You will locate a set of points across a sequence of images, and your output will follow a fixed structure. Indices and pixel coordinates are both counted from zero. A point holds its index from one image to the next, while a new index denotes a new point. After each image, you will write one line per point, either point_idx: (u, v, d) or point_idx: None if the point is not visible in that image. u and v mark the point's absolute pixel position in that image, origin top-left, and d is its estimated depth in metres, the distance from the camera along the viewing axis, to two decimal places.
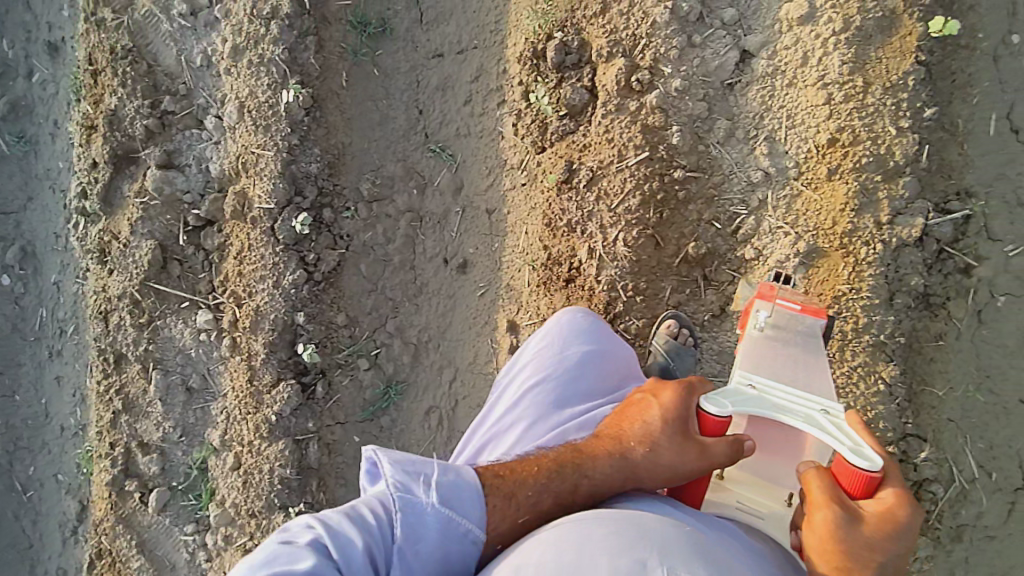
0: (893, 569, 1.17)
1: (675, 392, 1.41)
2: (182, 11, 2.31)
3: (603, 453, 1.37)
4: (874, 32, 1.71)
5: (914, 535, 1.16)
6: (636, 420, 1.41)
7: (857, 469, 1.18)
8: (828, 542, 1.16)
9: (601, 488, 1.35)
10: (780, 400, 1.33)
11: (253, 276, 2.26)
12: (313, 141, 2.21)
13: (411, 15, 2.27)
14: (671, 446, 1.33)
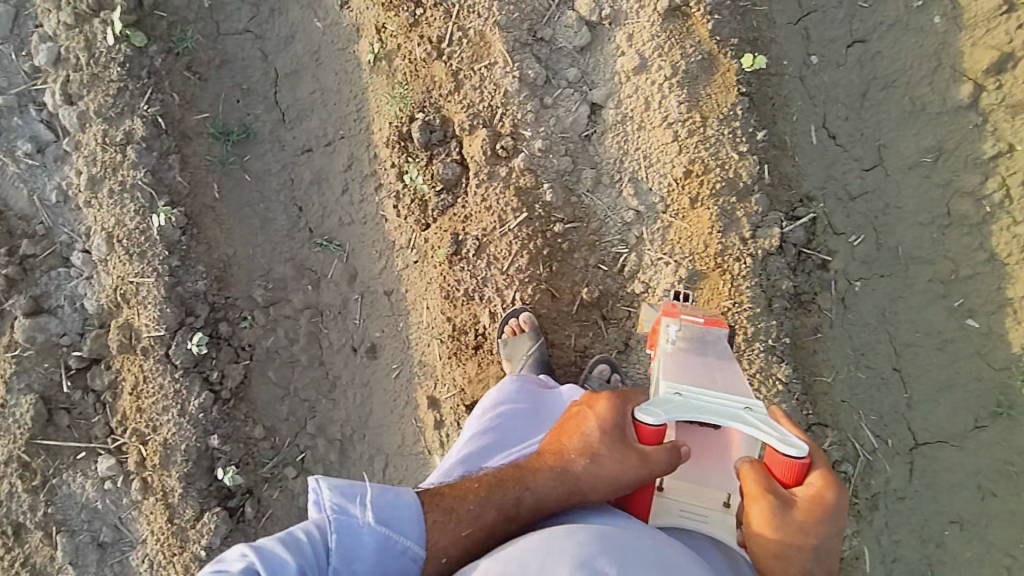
0: (826, 546, 1.24)
1: (610, 402, 1.45)
2: (28, 151, 2.16)
3: (547, 473, 1.41)
4: (699, 73, 1.90)
5: (844, 512, 1.24)
6: (576, 436, 1.44)
7: (787, 459, 1.23)
8: (764, 527, 1.23)
9: (547, 504, 1.38)
10: (707, 403, 1.30)
11: (154, 408, 2.13)
12: (195, 259, 2.14)
13: (273, 116, 2.27)
14: (610, 455, 1.35)
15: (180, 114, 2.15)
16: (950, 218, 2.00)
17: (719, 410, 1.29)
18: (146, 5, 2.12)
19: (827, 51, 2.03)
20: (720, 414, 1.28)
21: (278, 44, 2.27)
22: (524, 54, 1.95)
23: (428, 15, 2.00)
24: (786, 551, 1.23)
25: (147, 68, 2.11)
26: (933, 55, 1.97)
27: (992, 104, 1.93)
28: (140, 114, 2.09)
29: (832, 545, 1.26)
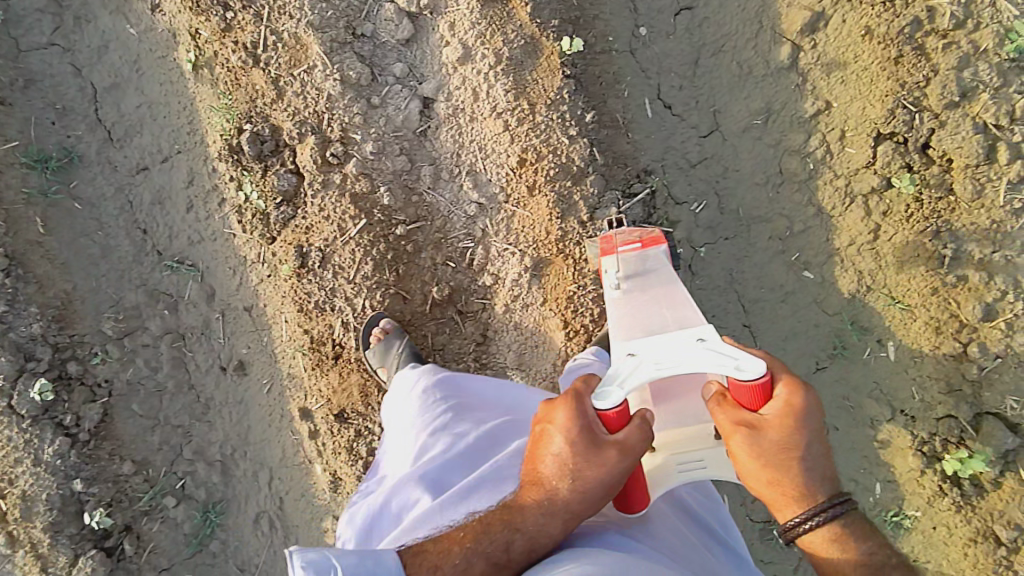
0: (819, 450, 1.24)
1: (564, 405, 1.27)
2: None
3: (532, 500, 1.33)
4: (523, 58, 1.87)
5: (817, 409, 1.21)
6: (546, 453, 1.30)
7: (748, 385, 1.20)
8: (755, 461, 1.22)
9: (550, 531, 1.31)
10: (664, 354, 1.27)
11: (8, 461, 2.08)
12: (28, 300, 2.05)
13: (98, 136, 2.11)
14: (589, 466, 1.25)
15: None
16: (782, 176, 2.06)
17: (678, 354, 1.26)
18: None
19: (655, 22, 2.01)
20: (685, 360, 1.24)
21: (91, 58, 2.09)
22: (344, 54, 1.88)
23: (240, 19, 1.90)
24: (777, 477, 1.23)
25: None
26: (755, 19, 1.99)
27: (810, 63, 1.98)
28: None
29: (822, 445, 1.24)
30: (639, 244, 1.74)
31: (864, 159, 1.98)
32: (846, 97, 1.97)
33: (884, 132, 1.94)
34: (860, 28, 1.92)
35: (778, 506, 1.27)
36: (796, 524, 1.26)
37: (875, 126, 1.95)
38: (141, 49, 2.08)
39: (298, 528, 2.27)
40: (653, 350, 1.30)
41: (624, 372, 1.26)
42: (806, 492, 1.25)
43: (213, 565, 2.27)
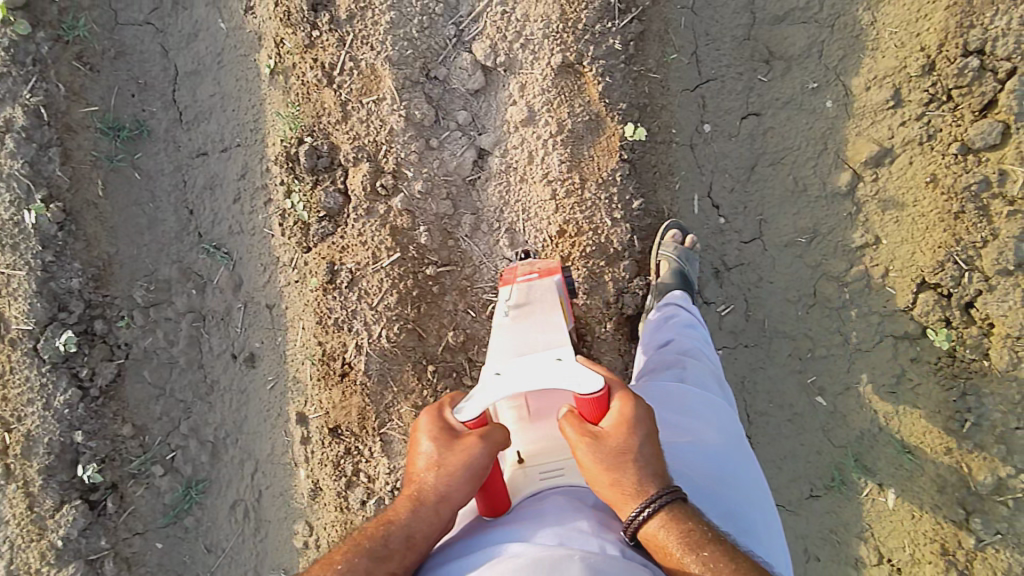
0: (651, 457, 1.26)
1: (431, 407, 1.36)
2: None
3: (399, 505, 1.28)
4: (584, 133, 1.91)
5: (649, 419, 1.29)
6: (411, 455, 1.32)
7: (586, 396, 1.28)
8: (600, 466, 1.22)
9: (416, 540, 1.23)
10: (524, 372, 1.34)
11: (20, 400, 2.15)
12: (72, 256, 2.14)
13: (169, 115, 2.24)
14: (462, 449, 1.25)
15: (66, 105, 2.12)
16: (815, 298, 2.02)
17: (536, 374, 1.34)
18: None
19: (720, 122, 2.02)
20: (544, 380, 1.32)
21: (180, 42, 2.22)
22: (414, 92, 1.94)
23: (324, 38, 1.99)
24: (624, 482, 1.21)
25: (33, 55, 2.07)
26: (821, 139, 1.98)
27: (868, 195, 1.95)
28: (22, 103, 2.07)
29: (656, 453, 1.27)
30: (534, 272, 1.72)
31: (903, 303, 1.94)
32: (897, 237, 1.94)
33: (930, 281, 1.91)
34: (925, 174, 1.90)
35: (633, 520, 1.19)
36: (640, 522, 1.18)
37: (921, 272, 1.91)
38: (226, 43, 2.21)
39: (269, 524, 2.27)
40: (517, 369, 1.36)
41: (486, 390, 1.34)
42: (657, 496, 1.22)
43: (183, 541, 2.27)
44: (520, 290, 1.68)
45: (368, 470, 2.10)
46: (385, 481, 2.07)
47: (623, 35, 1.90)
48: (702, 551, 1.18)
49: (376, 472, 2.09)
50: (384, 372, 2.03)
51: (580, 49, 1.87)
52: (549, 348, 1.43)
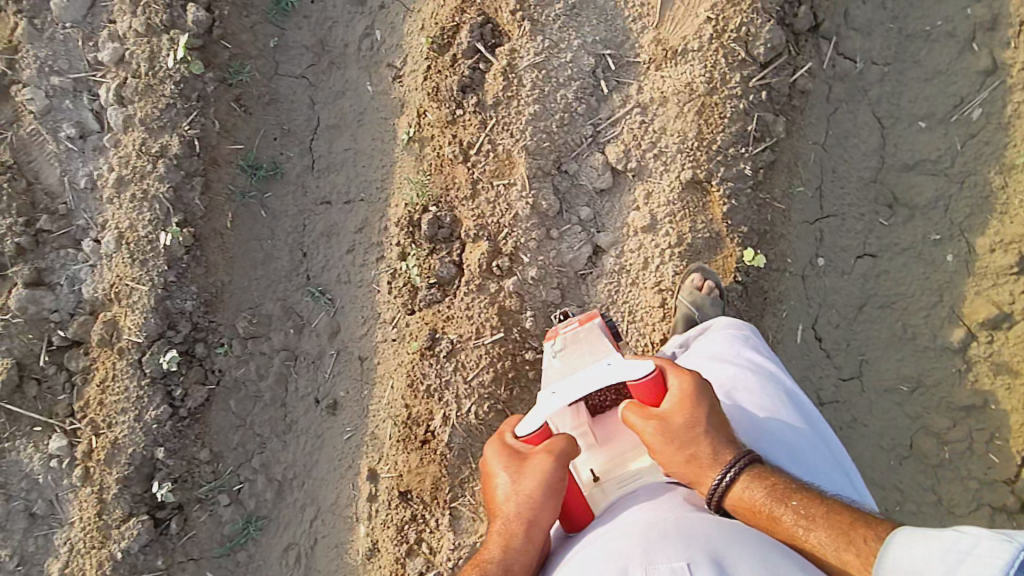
0: (714, 427, 1.45)
1: (494, 442, 1.55)
2: (70, 134, 2.33)
3: (491, 541, 1.44)
4: (703, 250, 1.96)
5: (706, 392, 1.49)
6: (491, 492, 1.49)
7: (642, 383, 1.48)
8: (672, 445, 1.41)
9: (516, 569, 1.40)
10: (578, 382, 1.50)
11: (114, 407, 2.25)
12: (191, 279, 2.25)
13: (303, 162, 2.36)
14: (535, 471, 1.42)
15: (216, 141, 2.26)
16: (910, 451, 1.97)
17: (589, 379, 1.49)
18: (213, 33, 2.24)
19: (836, 258, 2.03)
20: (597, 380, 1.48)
21: (328, 97, 2.37)
22: (544, 183, 2.02)
23: (466, 118, 2.09)
24: (698, 453, 1.41)
25: (198, 91, 2.24)
26: (938, 292, 1.98)
27: (980, 356, 1.93)
28: (180, 133, 2.22)
29: (719, 423, 1.47)
30: (576, 321, 1.74)
31: (1007, 473, 1.88)
32: (1007, 404, 1.90)
33: None
34: None
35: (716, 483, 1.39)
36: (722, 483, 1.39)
37: None
38: (369, 105, 2.34)
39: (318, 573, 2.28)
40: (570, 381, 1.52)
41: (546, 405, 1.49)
42: (732, 461, 1.41)
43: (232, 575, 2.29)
44: (563, 338, 1.72)
45: (431, 541, 2.10)
46: (446, 555, 2.06)
47: (755, 161, 1.94)
48: (789, 500, 1.36)
49: (439, 544, 2.09)
50: (466, 447, 2.07)
51: (712, 169, 1.93)
52: (597, 359, 1.59)
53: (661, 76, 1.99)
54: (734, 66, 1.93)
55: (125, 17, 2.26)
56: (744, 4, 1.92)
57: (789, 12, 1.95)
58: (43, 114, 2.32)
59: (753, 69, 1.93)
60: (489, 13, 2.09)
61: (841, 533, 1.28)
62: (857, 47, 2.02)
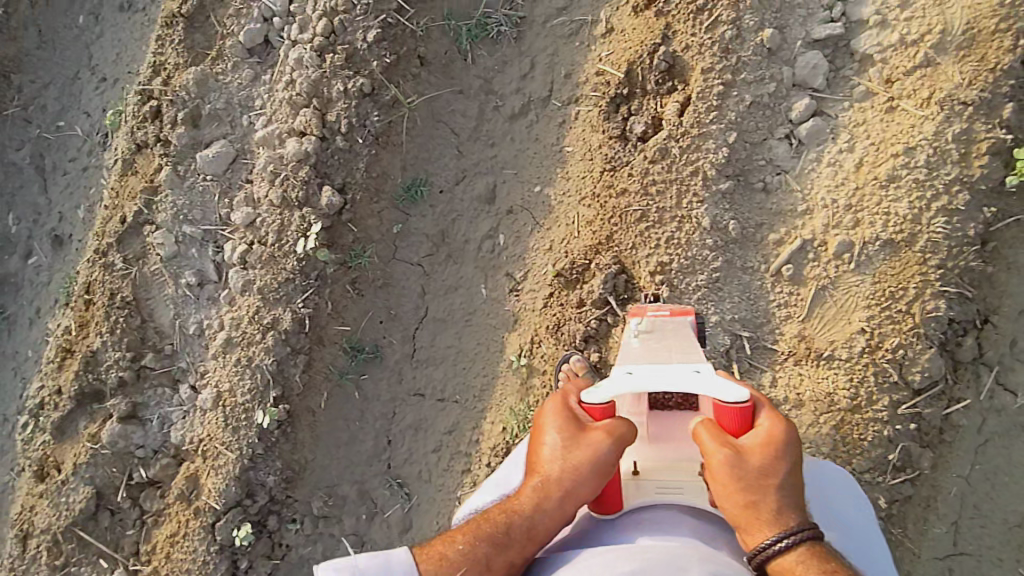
0: (785, 483, 1.49)
1: (557, 401, 1.65)
2: (190, 281, 2.38)
3: (530, 491, 1.58)
4: None
5: (794, 448, 1.51)
6: (539, 445, 1.61)
7: (731, 408, 1.50)
8: (731, 485, 1.45)
9: (541, 524, 1.55)
10: (659, 378, 1.53)
11: (179, 564, 2.25)
12: (277, 453, 2.24)
13: (404, 349, 2.34)
14: (584, 446, 1.52)
15: (326, 320, 2.28)
16: None
17: (671, 380, 1.52)
18: (343, 215, 2.27)
19: None
20: (677, 384, 1.51)
21: (439, 289, 2.35)
22: None
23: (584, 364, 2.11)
24: (756, 504, 1.46)
25: (318, 269, 2.25)
26: None
27: None
28: (292, 308, 2.24)
29: (793, 482, 1.50)
30: (668, 311, 1.78)
31: None
32: None
33: None
34: None
35: (766, 541, 1.44)
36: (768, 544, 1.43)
37: None
38: (480, 306, 2.31)
39: None
40: (650, 377, 1.54)
41: (620, 385, 1.55)
42: (786, 521, 1.46)
43: None
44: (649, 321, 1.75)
45: None
46: None
47: (891, 492, 1.85)
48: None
49: None
50: None
51: None
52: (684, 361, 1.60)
53: (797, 372, 1.90)
54: (884, 387, 1.83)
55: (262, 184, 2.32)
56: (904, 324, 1.82)
57: (953, 336, 1.85)
58: (169, 258, 2.39)
59: (904, 394, 1.83)
60: (624, 262, 2.07)
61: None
62: (1021, 380, 1.85)
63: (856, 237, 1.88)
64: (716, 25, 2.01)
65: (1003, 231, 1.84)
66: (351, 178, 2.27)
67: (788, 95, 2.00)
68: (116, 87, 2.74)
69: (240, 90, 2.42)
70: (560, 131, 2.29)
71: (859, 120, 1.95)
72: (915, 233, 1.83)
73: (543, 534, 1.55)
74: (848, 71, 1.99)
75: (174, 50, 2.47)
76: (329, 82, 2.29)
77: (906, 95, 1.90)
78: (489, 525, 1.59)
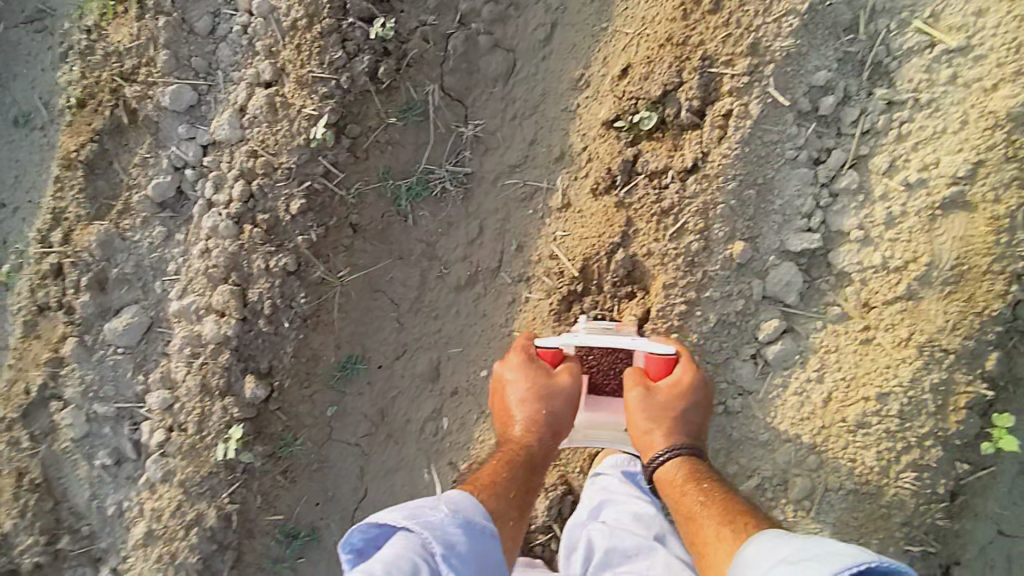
0: (686, 415, 1.66)
1: (512, 354, 1.77)
2: (105, 461, 2.17)
3: (516, 442, 1.71)
4: None
5: (702, 389, 1.67)
6: (507, 406, 1.74)
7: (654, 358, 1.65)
8: (639, 415, 1.64)
9: (540, 458, 1.70)
10: (600, 337, 1.64)
11: None
12: None
13: (344, 531, 2.17)
14: (556, 386, 1.70)
15: (256, 513, 2.11)
16: None
17: (612, 340, 1.64)
18: (270, 403, 2.06)
19: None
20: (615, 342, 1.64)
21: (379, 471, 2.18)
22: None
23: None
24: (656, 431, 1.63)
25: (244, 463, 2.06)
26: None
27: None
28: (218, 503, 2.06)
29: (697, 410, 1.67)
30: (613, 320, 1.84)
31: None
32: None
33: None
34: None
35: (656, 457, 1.63)
36: (658, 457, 1.63)
37: None
38: (423, 491, 2.15)
39: None
40: (594, 337, 1.65)
41: (565, 342, 1.66)
42: (676, 443, 1.64)
43: None
44: (593, 322, 1.82)
45: None
46: None
47: None
48: (704, 485, 1.57)
49: None
50: None
51: None
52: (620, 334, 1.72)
53: None
54: None
55: (180, 366, 2.09)
56: None
57: None
58: (81, 438, 2.17)
59: None
60: (570, 482, 2.01)
61: (727, 522, 1.47)
62: None
63: (817, 482, 1.73)
64: (682, 232, 1.79)
65: (974, 482, 1.72)
66: (279, 361, 2.05)
67: (757, 311, 1.80)
68: (14, 219, 2.31)
69: (151, 251, 2.13)
70: (509, 312, 2.07)
71: (830, 346, 1.76)
72: (881, 485, 1.69)
73: (540, 469, 1.70)
74: (823, 284, 1.78)
75: (75, 198, 2.14)
76: (249, 255, 2.01)
77: (884, 328, 1.70)
78: (498, 485, 1.62)
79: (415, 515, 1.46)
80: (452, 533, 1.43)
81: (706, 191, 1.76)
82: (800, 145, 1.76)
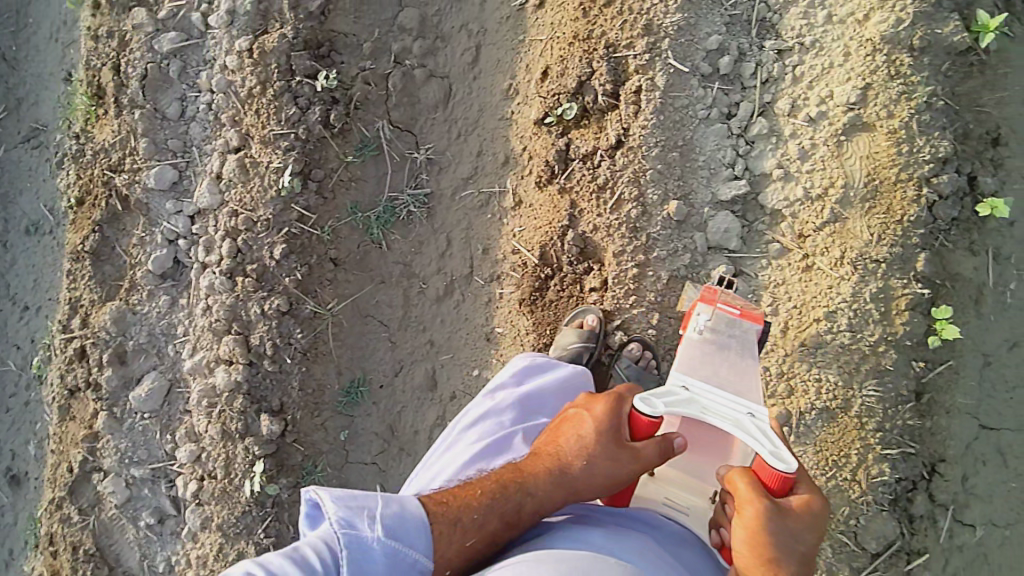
0: (803, 553, 1.26)
1: (606, 401, 1.48)
2: (149, 521, 2.35)
3: (529, 475, 1.43)
4: None
5: (821, 530, 1.27)
6: (561, 440, 1.47)
7: (775, 468, 1.25)
8: (754, 536, 1.23)
9: (537, 511, 1.40)
10: (713, 407, 1.37)
11: None
12: None
13: None
14: (612, 452, 1.38)
15: (290, 542, 2.24)
16: None
17: (726, 415, 1.35)
18: (286, 437, 2.24)
19: None
20: (729, 422, 1.34)
21: (398, 486, 2.30)
22: None
23: None
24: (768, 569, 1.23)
25: (272, 496, 2.22)
26: None
27: None
28: (255, 539, 2.22)
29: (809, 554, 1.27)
30: (738, 309, 1.63)
31: None
32: None
33: None
34: None
35: None
36: None
37: None
38: None
39: None
40: (708, 401, 1.39)
41: (672, 399, 1.39)
42: None
43: None
44: (717, 318, 1.63)
45: None
46: None
47: None
48: None
49: None
50: None
51: None
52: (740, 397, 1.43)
53: None
54: (841, 556, 1.85)
55: (202, 419, 2.28)
56: (852, 494, 1.82)
57: (902, 492, 1.83)
58: (125, 503, 2.36)
59: (863, 560, 1.83)
60: None
61: None
62: (978, 514, 1.79)
63: (792, 408, 1.86)
64: (620, 203, 1.96)
65: (936, 378, 1.81)
66: (289, 397, 2.24)
67: (705, 261, 1.95)
68: (39, 316, 2.56)
69: (160, 319, 2.34)
70: (487, 311, 2.24)
71: (778, 280, 1.90)
72: (848, 399, 1.81)
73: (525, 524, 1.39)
74: (760, 225, 1.93)
75: (87, 285, 2.39)
76: (245, 304, 2.23)
77: (820, 253, 1.85)
78: (469, 510, 1.35)
79: (356, 506, 1.29)
80: (373, 546, 1.24)
81: (633, 161, 1.94)
82: (709, 104, 1.93)
